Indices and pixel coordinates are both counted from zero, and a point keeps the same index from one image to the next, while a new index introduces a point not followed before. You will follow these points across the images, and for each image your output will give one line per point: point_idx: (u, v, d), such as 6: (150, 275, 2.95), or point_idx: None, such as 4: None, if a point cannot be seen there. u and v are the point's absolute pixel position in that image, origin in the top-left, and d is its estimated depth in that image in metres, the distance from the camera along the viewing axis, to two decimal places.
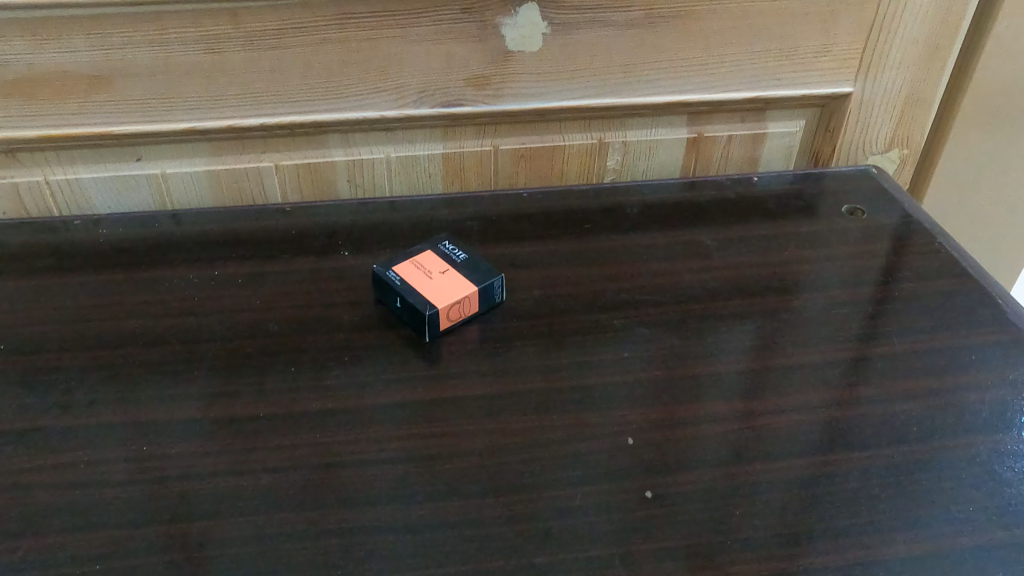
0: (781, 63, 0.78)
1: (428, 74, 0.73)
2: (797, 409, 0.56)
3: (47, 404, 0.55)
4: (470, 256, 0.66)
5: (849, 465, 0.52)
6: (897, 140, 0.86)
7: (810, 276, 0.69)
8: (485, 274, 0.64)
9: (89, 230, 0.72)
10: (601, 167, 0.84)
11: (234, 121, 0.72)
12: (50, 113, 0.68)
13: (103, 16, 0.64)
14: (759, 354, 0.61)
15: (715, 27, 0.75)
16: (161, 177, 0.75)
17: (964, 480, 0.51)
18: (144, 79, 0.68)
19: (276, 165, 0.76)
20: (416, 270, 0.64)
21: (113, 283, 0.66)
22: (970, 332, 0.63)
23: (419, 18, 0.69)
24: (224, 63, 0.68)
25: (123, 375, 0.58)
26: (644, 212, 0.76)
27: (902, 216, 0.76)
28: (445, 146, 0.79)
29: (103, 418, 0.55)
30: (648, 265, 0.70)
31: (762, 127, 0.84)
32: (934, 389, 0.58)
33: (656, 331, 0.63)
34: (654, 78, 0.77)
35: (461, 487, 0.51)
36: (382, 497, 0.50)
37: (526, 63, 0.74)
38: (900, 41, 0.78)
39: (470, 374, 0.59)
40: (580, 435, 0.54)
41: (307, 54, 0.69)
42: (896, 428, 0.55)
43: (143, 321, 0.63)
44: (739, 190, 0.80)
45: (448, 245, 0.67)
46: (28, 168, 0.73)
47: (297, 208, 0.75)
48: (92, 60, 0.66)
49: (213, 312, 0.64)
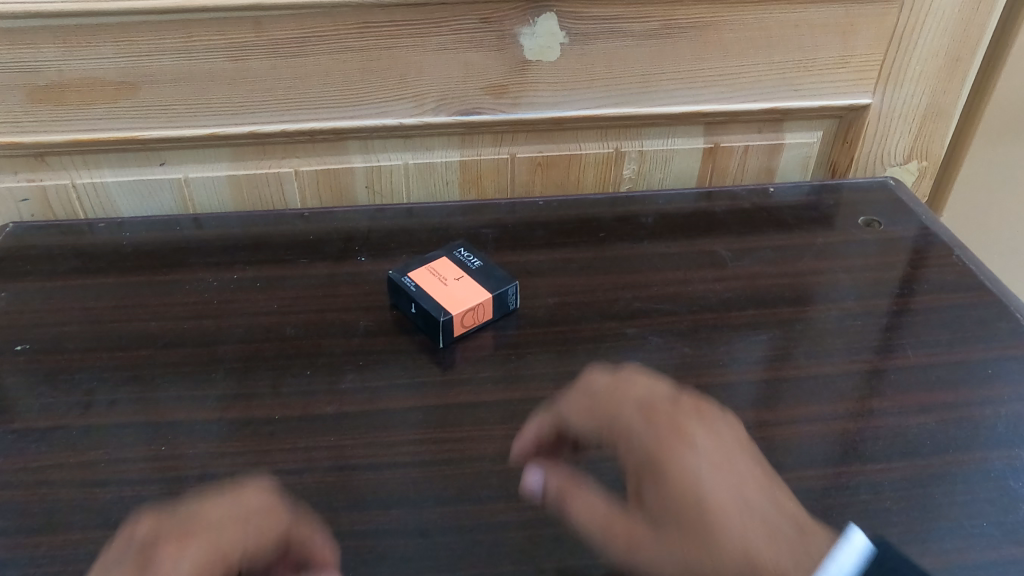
0: (799, 74, 0.78)
1: (448, 82, 0.73)
2: (809, 420, 0.56)
3: (69, 403, 0.57)
4: (484, 263, 0.67)
5: (861, 477, 0.52)
6: (915, 153, 0.86)
7: (825, 287, 0.69)
8: (499, 282, 0.64)
9: (113, 233, 0.73)
10: (617, 176, 0.84)
11: (256, 127, 0.73)
12: (78, 118, 0.70)
13: (132, 24, 0.65)
14: (772, 364, 0.61)
15: (733, 38, 0.75)
16: (184, 181, 0.76)
17: (978, 495, 0.51)
18: (169, 85, 0.69)
19: (296, 171, 0.77)
20: (432, 277, 0.65)
21: (135, 284, 0.68)
22: (987, 345, 0.63)
23: (438, 27, 0.70)
24: (247, 70, 0.69)
25: (143, 376, 0.59)
26: (659, 221, 0.77)
27: (919, 229, 0.76)
28: (462, 154, 0.80)
29: (122, 417, 0.56)
30: (662, 274, 0.70)
31: (778, 138, 0.84)
32: (949, 403, 0.58)
33: (669, 340, 0.63)
34: (671, 88, 0.78)
35: (474, 492, 0.51)
36: (394, 500, 0.51)
37: (544, 72, 0.74)
38: (919, 54, 0.79)
39: (483, 380, 0.60)
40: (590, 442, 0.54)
41: (328, 62, 0.70)
42: (910, 441, 0.55)
43: (163, 323, 0.64)
44: (754, 200, 0.80)
45: (463, 252, 0.68)
46: (56, 172, 0.74)
47: (316, 213, 0.76)
48: (119, 66, 0.67)
49: (232, 314, 0.65)
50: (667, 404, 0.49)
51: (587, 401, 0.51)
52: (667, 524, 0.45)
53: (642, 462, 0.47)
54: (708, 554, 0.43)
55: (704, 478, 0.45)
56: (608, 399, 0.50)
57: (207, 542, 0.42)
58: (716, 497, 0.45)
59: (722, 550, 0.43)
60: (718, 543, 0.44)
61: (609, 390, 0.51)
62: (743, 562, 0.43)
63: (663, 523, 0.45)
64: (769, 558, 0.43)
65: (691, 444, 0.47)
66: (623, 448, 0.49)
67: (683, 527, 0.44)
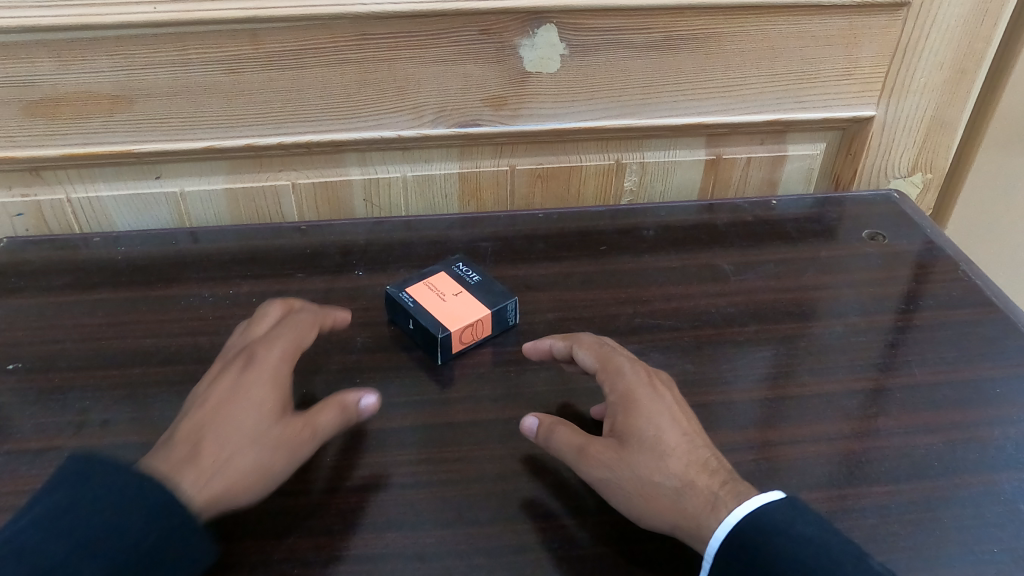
0: (802, 86, 0.78)
1: (447, 95, 0.73)
2: (813, 440, 0.55)
3: (63, 424, 0.56)
4: (484, 278, 0.66)
5: (867, 500, 0.51)
6: (920, 165, 0.86)
7: (829, 302, 0.68)
8: (499, 297, 0.64)
9: (108, 247, 0.72)
10: (618, 188, 0.83)
11: (253, 140, 0.72)
12: (73, 132, 0.69)
13: (127, 37, 0.64)
14: (776, 382, 0.60)
15: (735, 49, 0.74)
16: (180, 195, 0.76)
17: (987, 519, 0.50)
18: (165, 98, 0.68)
19: (293, 183, 0.77)
20: (430, 292, 0.64)
21: (130, 300, 0.67)
22: (994, 364, 0.62)
23: (436, 39, 0.69)
24: (244, 83, 0.69)
25: (137, 394, 0.58)
26: (660, 234, 0.76)
27: (923, 243, 0.75)
28: (461, 166, 0.79)
29: (114, 438, 0.55)
30: (664, 288, 0.69)
31: (780, 150, 0.83)
32: (956, 423, 0.57)
33: (671, 356, 0.62)
34: (673, 100, 0.77)
35: (472, 515, 0.50)
36: (390, 524, 0.50)
37: (543, 84, 0.74)
38: (924, 66, 0.78)
39: (481, 398, 0.59)
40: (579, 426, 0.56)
41: (325, 75, 0.69)
42: (916, 463, 0.54)
43: (158, 340, 0.63)
44: (757, 213, 0.79)
45: (462, 266, 0.67)
46: (50, 186, 0.73)
47: (313, 226, 0.76)
48: (114, 80, 0.67)
49: (227, 331, 0.64)
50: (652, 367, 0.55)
51: (592, 347, 0.57)
52: (628, 440, 0.50)
53: (618, 394, 0.52)
54: (656, 465, 0.48)
55: (668, 414, 0.51)
56: (610, 347, 0.57)
57: (288, 342, 0.54)
58: (675, 428, 0.50)
59: (669, 463, 0.48)
60: (668, 456, 0.48)
61: (612, 344, 0.57)
62: (685, 473, 0.48)
63: (625, 438, 0.50)
64: (703, 483, 0.47)
65: (662, 392, 0.52)
66: (606, 383, 0.54)
67: (642, 442, 0.49)
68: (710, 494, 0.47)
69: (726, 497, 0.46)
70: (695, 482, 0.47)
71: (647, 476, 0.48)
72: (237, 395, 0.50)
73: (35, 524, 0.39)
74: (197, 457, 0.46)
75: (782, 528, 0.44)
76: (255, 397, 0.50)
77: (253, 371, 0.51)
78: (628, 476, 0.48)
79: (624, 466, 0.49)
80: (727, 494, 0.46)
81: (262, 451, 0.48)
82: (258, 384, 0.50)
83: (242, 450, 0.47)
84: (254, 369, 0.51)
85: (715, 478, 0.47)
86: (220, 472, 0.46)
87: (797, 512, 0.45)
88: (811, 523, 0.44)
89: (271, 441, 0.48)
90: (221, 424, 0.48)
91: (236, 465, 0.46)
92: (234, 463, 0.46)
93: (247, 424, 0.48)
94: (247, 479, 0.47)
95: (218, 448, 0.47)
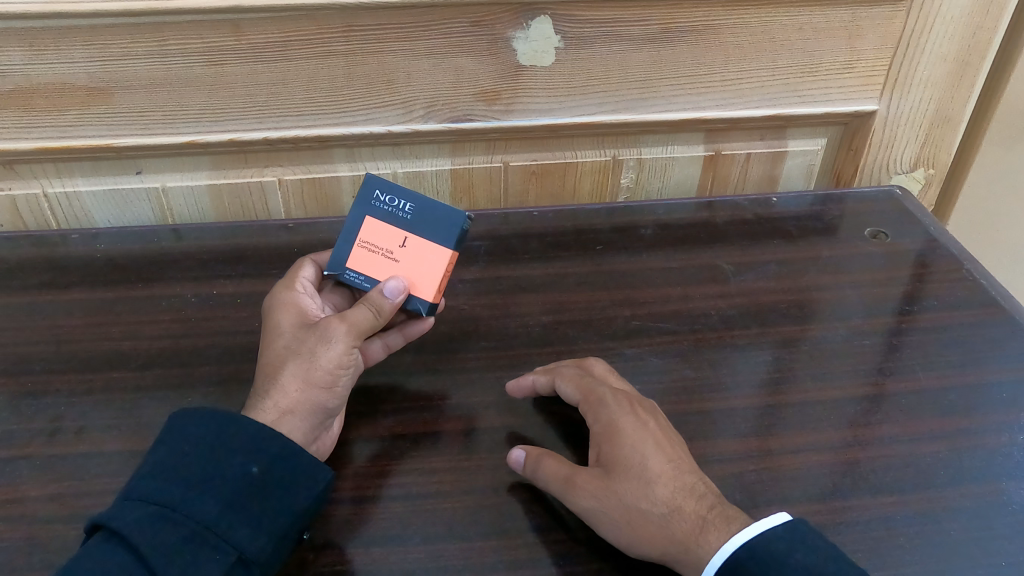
0: (804, 79, 0.75)
1: (437, 89, 0.70)
2: (816, 449, 0.54)
3: (34, 430, 0.54)
4: (413, 200, 0.55)
5: (872, 512, 0.50)
6: (922, 160, 0.84)
7: (831, 303, 0.66)
8: (446, 228, 0.55)
9: (86, 244, 0.70)
10: (615, 185, 0.81)
11: (236, 134, 0.70)
12: (48, 125, 0.66)
13: (102, 26, 0.62)
14: (775, 388, 0.58)
15: (735, 41, 0.72)
16: (161, 191, 0.73)
17: (994, 531, 0.49)
18: (144, 91, 0.66)
19: (279, 180, 0.74)
20: (375, 259, 0.55)
21: (108, 300, 0.64)
22: (1000, 367, 0.60)
23: (426, 30, 0.67)
24: (226, 75, 0.66)
25: (113, 400, 0.56)
26: (658, 232, 0.74)
27: (925, 242, 0.73)
28: (453, 162, 0.77)
29: (90, 446, 0.53)
30: (660, 290, 0.67)
31: (781, 145, 0.81)
32: (962, 429, 0.55)
33: (668, 361, 0.60)
34: (670, 94, 0.74)
35: (463, 528, 0.48)
36: (375, 539, 0.47)
37: (537, 79, 0.71)
38: (928, 58, 0.76)
39: (474, 406, 0.57)
40: (573, 442, 0.54)
41: (310, 67, 0.67)
42: (922, 472, 0.52)
43: (137, 343, 0.61)
44: (757, 210, 0.77)
45: (383, 196, 0.55)
46: (25, 181, 0.71)
47: (300, 224, 0.73)
48: (90, 72, 0.64)
49: (209, 334, 0.62)
50: (636, 396, 0.53)
51: (574, 379, 0.55)
52: (613, 469, 0.48)
53: (603, 425, 0.50)
54: (643, 492, 0.46)
55: (652, 440, 0.48)
56: (595, 379, 0.54)
57: (291, 277, 0.56)
58: (660, 453, 0.47)
59: (655, 488, 0.46)
60: (654, 483, 0.46)
61: (597, 375, 0.55)
62: (672, 499, 0.46)
63: (610, 469, 0.48)
64: (691, 509, 0.45)
65: (646, 419, 0.50)
66: (591, 417, 0.52)
67: (627, 470, 0.47)
68: (699, 518, 0.45)
69: (715, 521, 0.44)
70: (682, 507, 0.45)
71: (634, 504, 0.46)
72: (270, 334, 0.52)
73: (150, 477, 0.43)
74: (256, 392, 0.49)
75: (778, 558, 0.42)
76: (279, 329, 0.52)
77: (273, 309, 0.54)
78: (615, 505, 0.46)
79: (611, 495, 0.46)
80: (717, 518, 0.45)
81: (304, 359, 0.50)
82: (279, 316, 0.53)
83: (286, 369, 0.50)
84: (274, 308, 0.54)
85: (702, 502, 0.45)
86: (277, 391, 0.49)
87: (796, 538, 0.43)
88: (809, 551, 0.42)
89: (307, 350, 0.50)
90: (265, 358, 0.51)
91: (286, 383, 0.49)
92: (286, 383, 0.49)
93: (283, 347, 0.51)
94: (308, 379, 0.49)
95: (268, 376, 0.50)
